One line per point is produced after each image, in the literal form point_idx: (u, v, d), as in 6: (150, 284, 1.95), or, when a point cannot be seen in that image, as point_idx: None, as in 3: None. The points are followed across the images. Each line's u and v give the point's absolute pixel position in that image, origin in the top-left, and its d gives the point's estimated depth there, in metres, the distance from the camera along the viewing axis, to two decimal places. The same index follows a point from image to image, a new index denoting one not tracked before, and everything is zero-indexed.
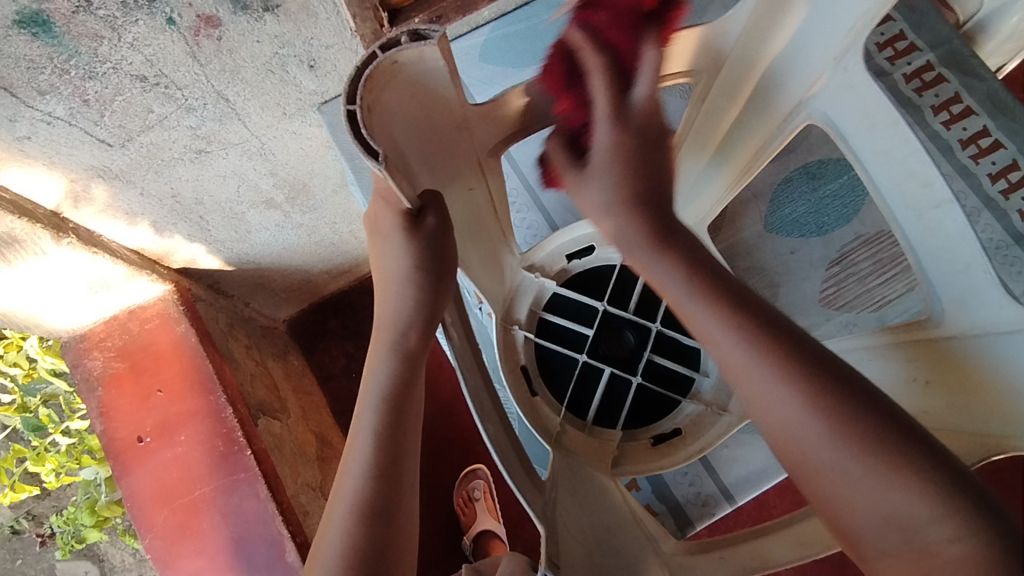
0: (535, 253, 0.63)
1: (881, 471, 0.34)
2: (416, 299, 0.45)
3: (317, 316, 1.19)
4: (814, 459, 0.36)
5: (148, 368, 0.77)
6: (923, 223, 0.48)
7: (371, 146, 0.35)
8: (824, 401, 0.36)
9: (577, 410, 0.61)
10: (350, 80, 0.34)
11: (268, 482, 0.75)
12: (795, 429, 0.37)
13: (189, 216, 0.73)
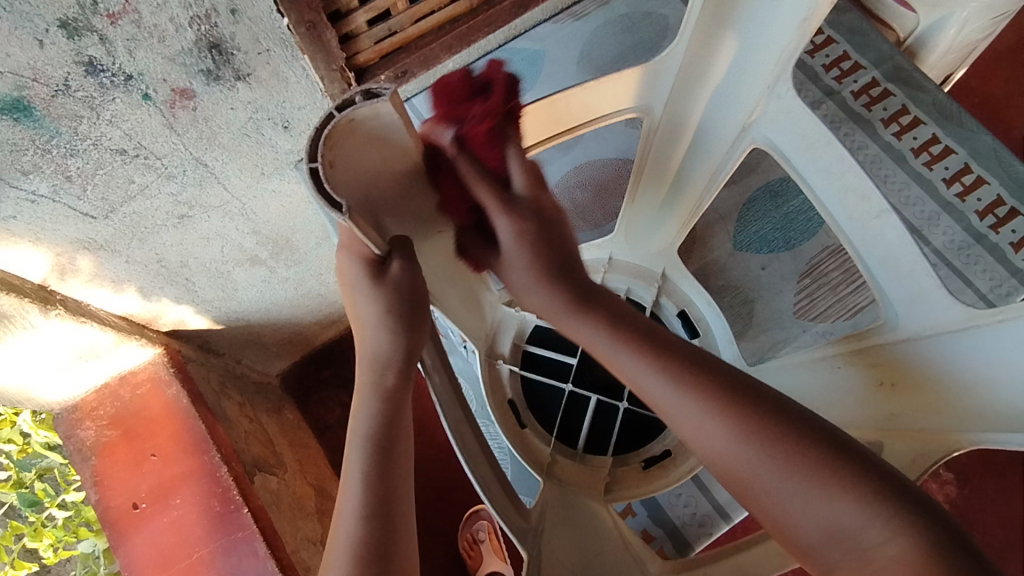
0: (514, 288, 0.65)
1: (837, 489, 0.38)
2: (392, 338, 0.47)
3: (310, 368, 1.20)
4: (758, 484, 0.41)
5: (141, 434, 0.78)
6: (868, 232, 0.50)
7: (334, 197, 0.37)
8: (760, 436, 0.41)
9: (567, 440, 0.62)
10: (310, 140, 0.37)
11: (266, 539, 0.75)
12: (728, 458, 0.42)
13: (175, 279, 0.75)
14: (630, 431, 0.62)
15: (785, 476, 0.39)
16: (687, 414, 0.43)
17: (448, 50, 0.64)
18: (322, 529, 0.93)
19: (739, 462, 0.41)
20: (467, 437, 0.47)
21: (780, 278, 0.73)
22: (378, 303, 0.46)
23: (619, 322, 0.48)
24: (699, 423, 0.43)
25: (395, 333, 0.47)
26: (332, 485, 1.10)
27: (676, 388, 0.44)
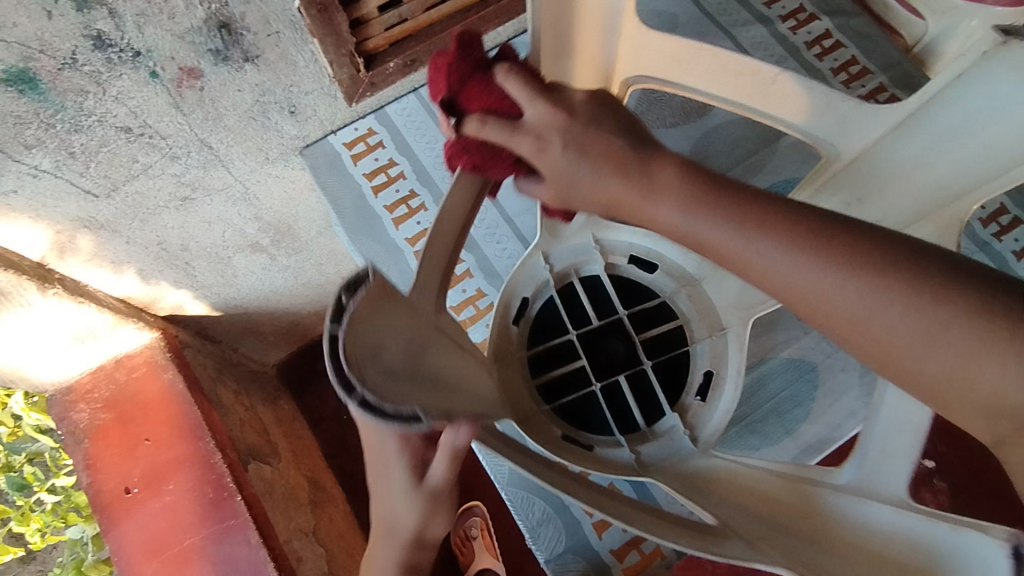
0: (490, 341, 0.57)
1: (1005, 359, 0.27)
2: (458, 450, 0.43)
3: (307, 359, 1.19)
4: (903, 349, 0.29)
5: (136, 417, 0.77)
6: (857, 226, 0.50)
7: (402, 410, 0.30)
8: (892, 276, 0.29)
9: (630, 427, 0.55)
10: (336, 376, 0.30)
11: (259, 528, 0.74)
12: (861, 317, 0.30)
13: (176, 263, 0.74)
14: (671, 384, 0.57)
15: (916, 336, 0.28)
16: (809, 277, 0.31)
17: (456, 40, 0.64)
18: (315, 521, 0.92)
19: (892, 326, 0.29)
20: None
21: None
22: (409, 431, 0.38)
23: (687, 182, 0.36)
24: (823, 286, 0.31)
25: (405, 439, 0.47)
26: (325, 477, 1.09)
27: (793, 251, 0.31)
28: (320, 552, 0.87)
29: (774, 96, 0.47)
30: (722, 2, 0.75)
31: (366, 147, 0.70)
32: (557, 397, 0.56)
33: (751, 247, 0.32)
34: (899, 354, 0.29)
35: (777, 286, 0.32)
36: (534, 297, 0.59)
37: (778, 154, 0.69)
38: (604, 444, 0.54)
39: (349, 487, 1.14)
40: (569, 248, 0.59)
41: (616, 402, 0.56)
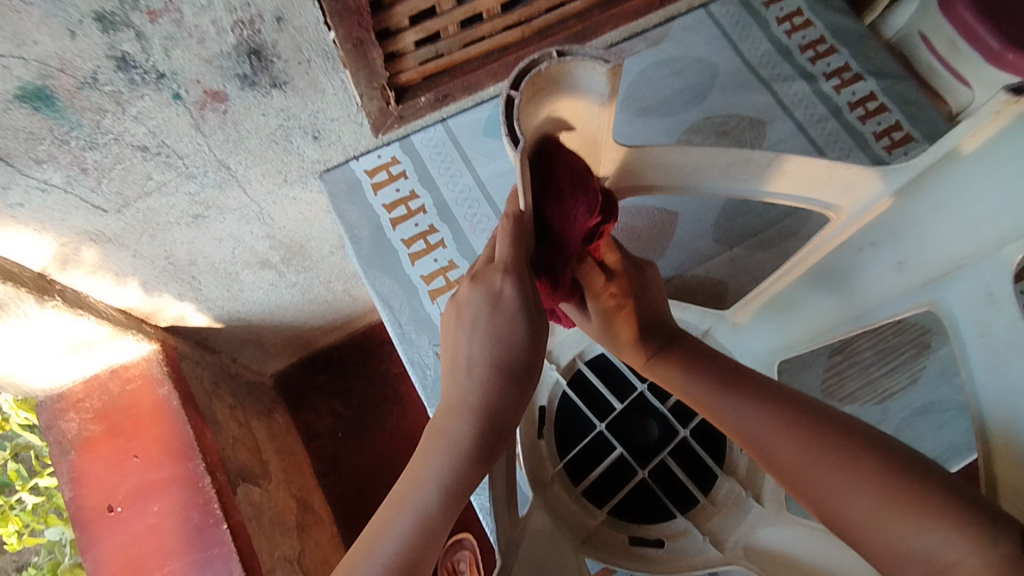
0: (526, 461, 0.55)
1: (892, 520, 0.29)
2: (454, 470, 0.36)
3: (306, 371, 1.17)
4: (806, 478, 0.33)
5: (126, 431, 0.74)
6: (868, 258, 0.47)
7: None
8: (795, 417, 0.35)
9: (686, 505, 0.55)
10: None
11: (243, 561, 0.71)
12: (764, 440, 0.36)
13: (182, 277, 0.72)
14: (715, 443, 0.57)
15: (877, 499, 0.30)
16: (751, 423, 0.37)
17: (492, 78, 0.61)
18: (300, 546, 0.89)
19: (798, 463, 0.34)
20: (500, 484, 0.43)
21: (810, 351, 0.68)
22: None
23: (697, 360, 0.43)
24: (752, 427, 0.37)
25: (497, 383, 0.37)
26: (314, 496, 1.07)
27: (738, 397, 0.38)
28: None
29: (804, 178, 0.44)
30: (766, 54, 0.73)
31: (388, 176, 0.68)
32: (606, 496, 0.56)
33: (724, 399, 0.39)
34: (848, 518, 0.31)
35: (765, 455, 0.36)
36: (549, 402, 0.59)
37: (812, 221, 0.68)
38: (672, 532, 0.54)
39: (338, 507, 1.11)
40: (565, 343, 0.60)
41: (666, 477, 0.57)
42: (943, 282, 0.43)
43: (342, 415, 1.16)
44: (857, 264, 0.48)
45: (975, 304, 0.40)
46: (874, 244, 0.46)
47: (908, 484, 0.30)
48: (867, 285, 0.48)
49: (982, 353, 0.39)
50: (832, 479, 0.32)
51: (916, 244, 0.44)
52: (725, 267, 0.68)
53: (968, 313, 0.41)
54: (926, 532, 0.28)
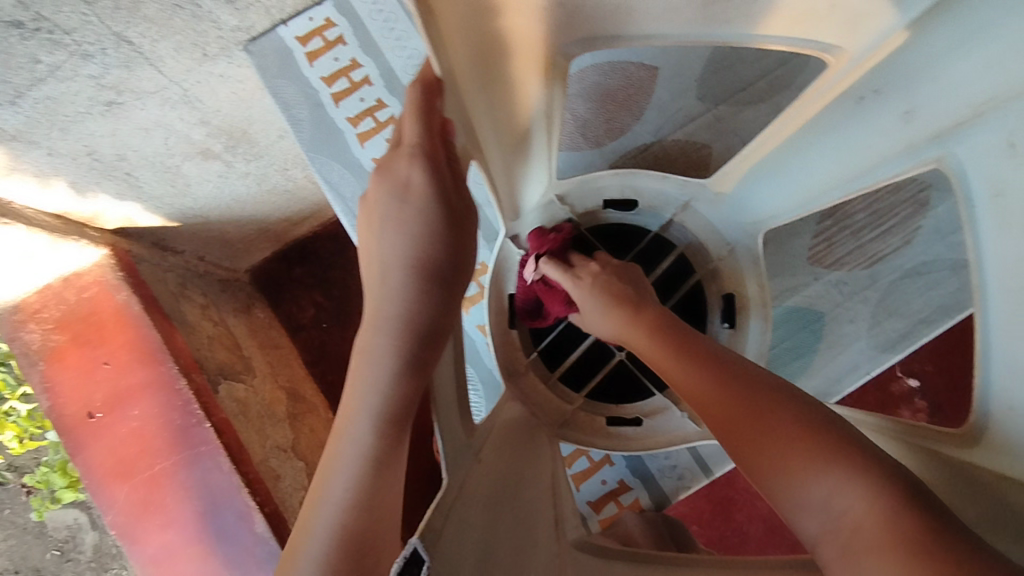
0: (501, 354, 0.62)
1: (804, 454, 0.34)
2: (388, 382, 0.39)
3: (281, 264, 1.14)
4: (743, 424, 0.38)
5: (92, 339, 0.72)
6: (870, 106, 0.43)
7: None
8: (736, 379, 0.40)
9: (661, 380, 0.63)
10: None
11: (230, 454, 0.71)
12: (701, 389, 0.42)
13: (114, 174, 0.65)
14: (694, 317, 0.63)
15: (796, 450, 0.34)
16: (697, 373, 0.42)
17: None
18: (293, 435, 0.91)
19: (737, 411, 0.38)
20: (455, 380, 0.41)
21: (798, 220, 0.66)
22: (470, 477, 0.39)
23: (657, 326, 0.48)
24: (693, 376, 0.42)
25: (414, 282, 0.41)
26: (305, 386, 1.09)
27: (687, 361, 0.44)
28: (299, 466, 0.88)
29: (790, 17, 0.39)
30: None
31: (323, 42, 0.65)
32: (586, 377, 0.64)
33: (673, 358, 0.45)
34: (758, 449, 0.36)
35: (698, 402, 0.41)
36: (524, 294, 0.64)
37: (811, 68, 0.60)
38: (651, 410, 0.62)
39: (331, 394, 1.13)
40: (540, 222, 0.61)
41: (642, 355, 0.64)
42: (954, 136, 0.39)
43: (324, 307, 1.14)
44: (859, 116, 0.44)
45: (986, 157, 0.37)
46: (877, 91, 0.42)
47: (798, 424, 0.35)
48: (872, 138, 0.45)
49: (991, 212, 0.37)
50: (760, 422, 0.37)
51: (927, 89, 0.40)
52: (710, 126, 0.63)
53: (979, 171, 0.38)
54: (824, 472, 0.33)
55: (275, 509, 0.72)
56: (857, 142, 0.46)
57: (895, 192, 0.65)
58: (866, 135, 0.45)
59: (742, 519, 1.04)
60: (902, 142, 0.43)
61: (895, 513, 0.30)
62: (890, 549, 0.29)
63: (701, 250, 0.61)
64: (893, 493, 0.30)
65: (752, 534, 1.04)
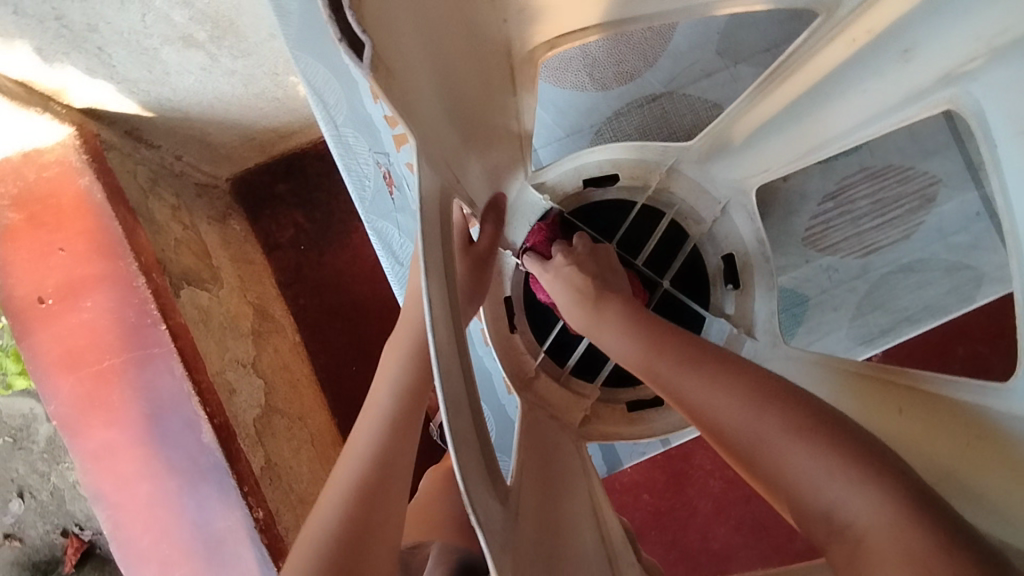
0: (506, 359, 0.69)
1: (806, 470, 0.36)
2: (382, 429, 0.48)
3: (265, 177, 1.09)
4: (753, 453, 0.39)
5: (49, 223, 0.68)
6: (869, 56, 0.45)
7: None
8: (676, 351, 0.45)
9: None
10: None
11: (184, 360, 0.69)
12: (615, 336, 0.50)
13: (84, 46, 0.60)
14: (699, 286, 0.67)
15: (799, 453, 0.37)
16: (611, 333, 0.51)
17: None
18: (255, 352, 0.89)
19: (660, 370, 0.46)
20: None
21: (799, 197, 0.72)
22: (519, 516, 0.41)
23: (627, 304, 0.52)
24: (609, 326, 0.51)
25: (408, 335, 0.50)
26: (275, 305, 1.06)
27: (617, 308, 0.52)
28: (257, 383, 0.86)
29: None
30: None
31: None
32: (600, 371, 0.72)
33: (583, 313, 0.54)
34: (766, 463, 0.38)
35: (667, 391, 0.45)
36: (516, 293, 0.71)
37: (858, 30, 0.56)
38: None
39: (301, 317, 1.11)
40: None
41: None
42: (968, 74, 0.42)
43: (304, 228, 1.11)
44: (864, 60, 0.45)
45: (1013, 88, 0.39)
46: (872, 33, 0.43)
47: (789, 426, 0.37)
48: (874, 84, 0.47)
49: (1017, 149, 0.39)
50: (760, 440, 0.38)
51: (924, 30, 0.42)
52: (723, 83, 0.71)
53: (1002, 110, 0.40)
54: (825, 481, 0.35)
55: (224, 422, 0.71)
56: (866, 88, 0.48)
57: (898, 182, 0.70)
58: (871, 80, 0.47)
59: (693, 494, 1.05)
60: (912, 79, 0.45)
61: (902, 527, 0.32)
62: (896, 562, 0.31)
63: (691, 213, 0.64)
64: (902, 510, 0.33)
65: (700, 509, 1.05)
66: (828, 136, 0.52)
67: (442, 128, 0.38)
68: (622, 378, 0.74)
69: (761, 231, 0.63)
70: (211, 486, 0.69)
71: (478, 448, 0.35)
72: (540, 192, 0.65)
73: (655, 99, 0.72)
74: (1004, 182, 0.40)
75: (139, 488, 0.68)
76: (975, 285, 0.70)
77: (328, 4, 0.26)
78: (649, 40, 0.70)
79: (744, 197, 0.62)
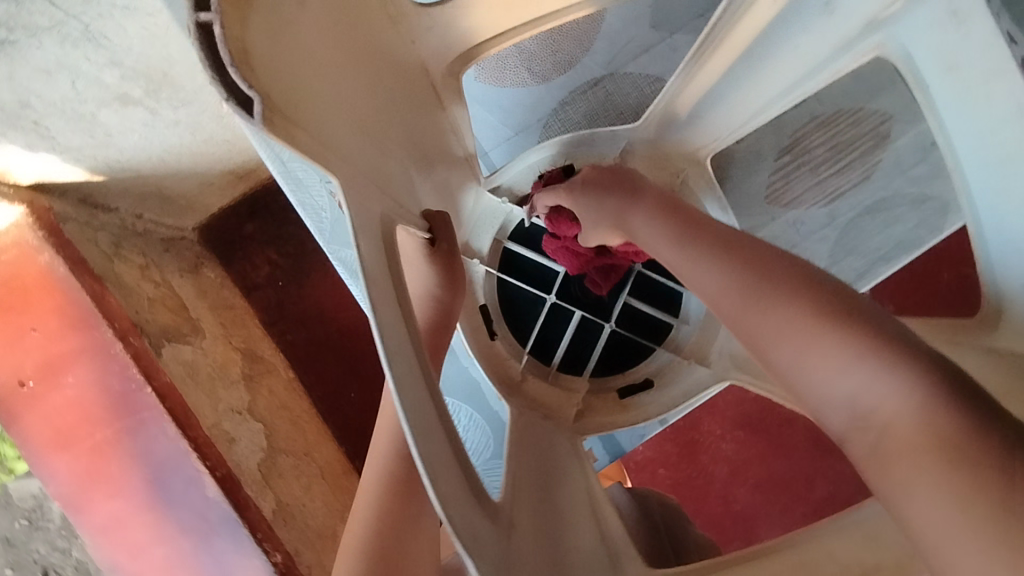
0: (490, 369, 0.70)
1: (846, 364, 0.34)
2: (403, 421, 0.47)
3: (231, 219, 1.08)
4: (786, 353, 0.38)
5: (16, 306, 0.66)
6: (794, 18, 0.45)
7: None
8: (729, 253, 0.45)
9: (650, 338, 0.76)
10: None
11: (176, 419, 0.70)
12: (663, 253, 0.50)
13: (21, 123, 0.59)
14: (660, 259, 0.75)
15: (834, 347, 0.35)
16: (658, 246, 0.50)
17: None
18: (249, 397, 0.89)
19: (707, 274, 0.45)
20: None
21: (758, 154, 0.72)
22: (521, 524, 0.43)
23: (665, 215, 0.52)
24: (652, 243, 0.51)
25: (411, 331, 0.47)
26: (262, 345, 1.05)
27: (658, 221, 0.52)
28: (257, 428, 0.85)
29: None
30: None
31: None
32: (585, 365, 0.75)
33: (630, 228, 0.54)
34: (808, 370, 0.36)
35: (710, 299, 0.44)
36: (490, 300, 0.72)
37: None
38: (653, 369, 0.74)
39: (291, 353, 1.10)
40: (480, 221, 0.67)
41: (622, 320, 0.76)
42: (889, 21, 0.45)
43: (279, 264, 1.10)
44: (787, 20, 0.45)
45: (934, 31, 0.42)
46: None
47: (830, 320, 0.36)
48: (803, 39, 0.48)
49: (952, 87, 0.42)
50: (800, 333, 0.37)
51: None
52: (663, 56, 0.71)
53: (930, 55, 0.43)
54: (859, 372, 0.34)
55: (226, 473, 0.71)
56: (800, 42, 0.48)
57: (851, 124, 0.70)
58: (797, 37, 0.47)
59: (707, 461, 1.06)
60: (839, 29, 0.47)
61: (933, 414, 0.30)
62: (932, 449, 0.30)
63: None
64: (940, 395, 0.31)
65: (716, 475, 1.05)
66: (771, 93, 0.54)
67: (365, 152, 0.39)
68: (608, 369, 0.76)
69: (721, 197, 0.65)
70: (224, 539, 0.69)
71: (457, 466, 0.36)
72: (498, 195, 0.69)
73: (598, 83, 0.73)
74: (942, 118, 0.45)
75: (153, 554, 0.67)
76: (941, 214, 0.71)
77: (210, 65, 0.27)
78: (580, 30, 0.70)
79: (700, 166, 0.64)
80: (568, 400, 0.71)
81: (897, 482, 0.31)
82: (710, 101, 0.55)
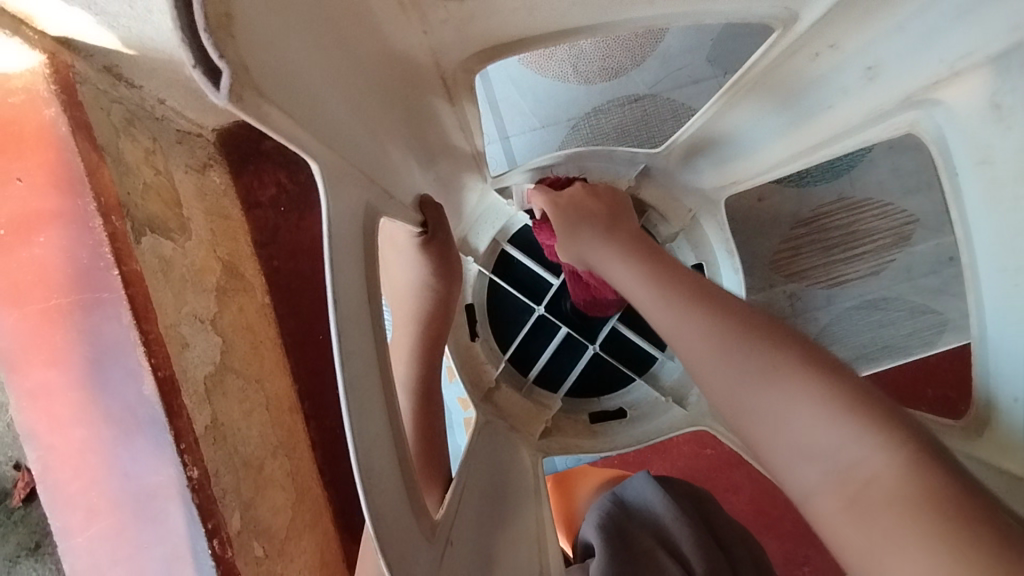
0: (467, 370, 0.76)
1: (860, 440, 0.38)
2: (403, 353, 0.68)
3: (253, 133, 1.06)
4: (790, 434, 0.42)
5: (9, 150, 0.66)
6: (841, 76, 0.53)
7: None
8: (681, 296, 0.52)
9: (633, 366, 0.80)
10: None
11: (134, 310, 0.67)
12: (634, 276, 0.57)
13: None
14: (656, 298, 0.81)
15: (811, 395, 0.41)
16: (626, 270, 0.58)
17: None
18: (217, 309, 0.88)
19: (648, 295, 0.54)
20: (348, 271, 0.38)
21: (776, 219, 0.86)
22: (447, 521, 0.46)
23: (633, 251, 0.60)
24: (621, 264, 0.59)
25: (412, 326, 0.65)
26: (247, 265, 1.04)
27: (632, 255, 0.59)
28: (214, 341, 0.84)
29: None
30: None
31: None
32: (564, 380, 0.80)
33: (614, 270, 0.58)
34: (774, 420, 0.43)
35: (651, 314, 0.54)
36: (478, 300, 0.79)
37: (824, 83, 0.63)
38: (628, 400, 0.79)
39: (274, 280, 1.09)
40: (487, 219, 0.77)
41: (607, 344, 0.81)
42: (928, 102, 0.50)
43: (286, 188, 1.09)
44: (831, 74, 0.53)
45: (974, 126, 0.47)
46: (832, 45, 0.51)
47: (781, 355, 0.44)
48: (843, 99, 0.55)
49: (979, 176, 0.47)
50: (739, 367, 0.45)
51: (892, 55, 0.50)
52: (707, 90, 0.86)
53: (961, 143, 0.48)
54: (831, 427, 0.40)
55: (169, 375, 0.69)
56: (850, 103, 0.55)
57: (869, 215, 0.84)
58: (839, 96, 0.55)
59: None
60: (882, 98, 0.53)
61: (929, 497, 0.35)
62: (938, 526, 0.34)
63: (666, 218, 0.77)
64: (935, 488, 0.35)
65: None
66: (817, 144, 0.60)
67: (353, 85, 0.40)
68: (588, 388, 0.81)
69: (729, 243, 0.76)
70: (147, 440, 0.67)
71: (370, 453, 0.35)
72: (505, 197, 0.78)
73: (637, 100, 0.87)
74: (963, 207, 0.49)
75: (73, 433, 0.67)
76: (933, 327, 0.85)
77: (183, 27, 0.26)
78: (631, 52, 0.87)
79: (714, 208, 0.75)
80: (533, 415, 0.76)
81: (882, 543, 0.36)
82: (757, 134, 0.62)
